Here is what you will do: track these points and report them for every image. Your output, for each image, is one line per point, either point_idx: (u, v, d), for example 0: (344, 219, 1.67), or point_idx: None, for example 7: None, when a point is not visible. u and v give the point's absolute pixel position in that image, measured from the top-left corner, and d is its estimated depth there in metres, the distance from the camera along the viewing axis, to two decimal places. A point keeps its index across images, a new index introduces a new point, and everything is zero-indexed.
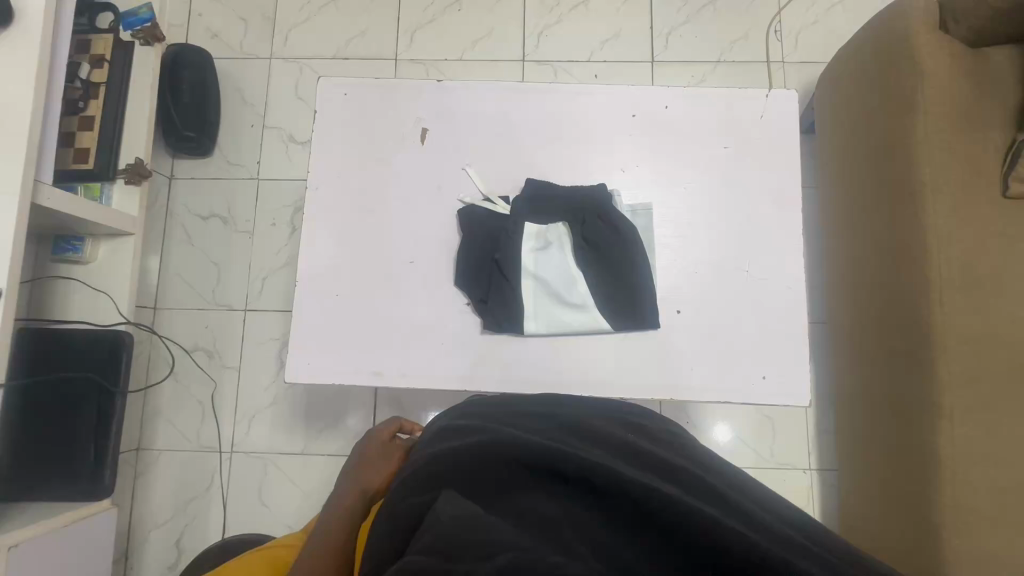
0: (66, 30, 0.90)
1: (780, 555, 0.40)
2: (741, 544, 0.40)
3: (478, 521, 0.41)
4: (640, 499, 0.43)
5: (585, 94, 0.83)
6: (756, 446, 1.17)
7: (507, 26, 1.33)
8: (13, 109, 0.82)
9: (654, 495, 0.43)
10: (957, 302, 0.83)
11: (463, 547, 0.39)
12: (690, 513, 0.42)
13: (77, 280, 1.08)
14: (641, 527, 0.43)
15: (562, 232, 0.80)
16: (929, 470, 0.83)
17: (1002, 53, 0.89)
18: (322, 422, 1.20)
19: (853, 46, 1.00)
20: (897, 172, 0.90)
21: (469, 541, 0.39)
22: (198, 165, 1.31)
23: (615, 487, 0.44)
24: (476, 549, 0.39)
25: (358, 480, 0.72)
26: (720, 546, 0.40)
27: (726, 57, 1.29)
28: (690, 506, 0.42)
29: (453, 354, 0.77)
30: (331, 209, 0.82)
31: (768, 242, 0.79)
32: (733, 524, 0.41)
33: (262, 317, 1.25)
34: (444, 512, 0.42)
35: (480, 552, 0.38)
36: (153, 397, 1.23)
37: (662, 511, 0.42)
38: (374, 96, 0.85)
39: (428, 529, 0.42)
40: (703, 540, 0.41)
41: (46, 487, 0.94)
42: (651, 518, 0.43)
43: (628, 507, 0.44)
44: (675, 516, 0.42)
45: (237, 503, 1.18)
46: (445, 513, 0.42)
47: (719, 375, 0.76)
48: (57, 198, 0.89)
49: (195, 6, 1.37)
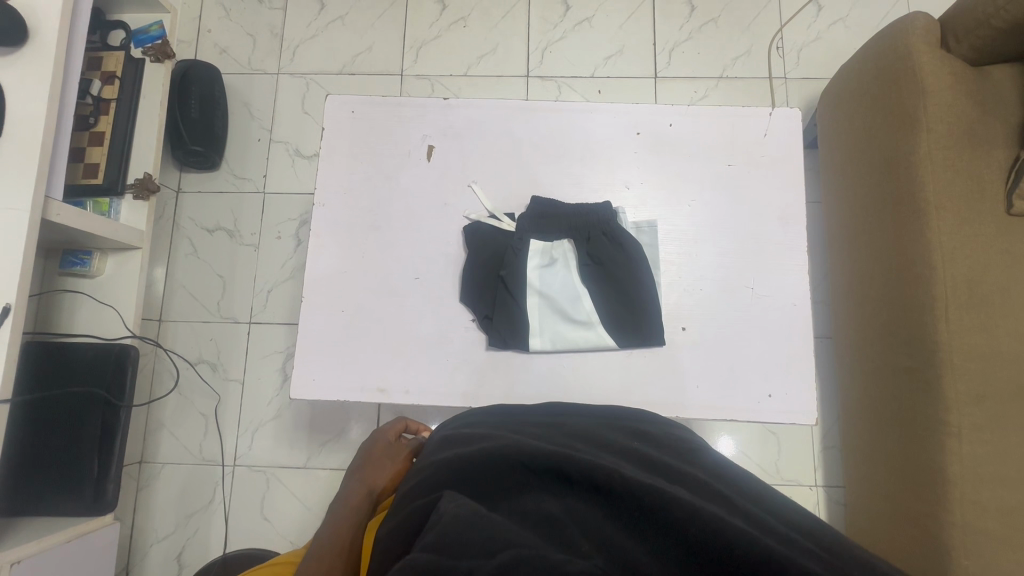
0: (78, 48, 0.91)
1: (788, 554, 0.39)
2: (744, 541, 0.39)
3: (481, 519, 0.41)
4: (644, 498, 0.43)
5: (589, 112, 0.84)
6: (762, 462, 1.16)
7: (511, 42, 1.35)
8: (27, 126, 0.83)
9: (658, 492, 0.43)
10: (961, 316, 0.83)
11: (466, 545, 0.39)
12: (694, 511, 0.42)
13: (84, 294, 1.09)
14: (645, 523, 0.43)
15: (567, 249, 0.81)
16: (938, 487, 0.82)
17: (1000, 72, 0.91)
18: (325, 436, 1.20)
19: (854, 65, 1.01)
20: (899, 186, 0.90)
21: (472, 539, 0.39)
22: (206, 179, 1.32)
23: (620, 486, 0.44)
24: (478, 547, 0.38)
25: (364, 479, 0.72)
26: (724, 544, 0.40)
27: (728, 73, 1.30)
28: (695, 504, 0.42)
29: (457, 370, 0.77)
30: (336, 225, 0.82)
31: (773, 259, 0.79)
32: (738, 523, 0.41)
33: (266, 330, 1.26)
34: (446, 510, 0.42)
35: (484, 547, 0.38)
36: (157, 411, 1.24)
37: (666, 508, 0.42)
38: (381, 114, 0.86)
39: (431, 527, 0.42)
40: (706, 537, 0.40)
41: (47, 504, 0.94)
42: (653, 517, 0.43)
43: (631, 505, 0.44)
44: (677, 513, 0.42)
45: (240, 517, 1.17)
46: (448, 511, 0.42)
47: (724, 392, 0.76)
48: (67, 213, 0.90)
49: (205, 23, 1.39)
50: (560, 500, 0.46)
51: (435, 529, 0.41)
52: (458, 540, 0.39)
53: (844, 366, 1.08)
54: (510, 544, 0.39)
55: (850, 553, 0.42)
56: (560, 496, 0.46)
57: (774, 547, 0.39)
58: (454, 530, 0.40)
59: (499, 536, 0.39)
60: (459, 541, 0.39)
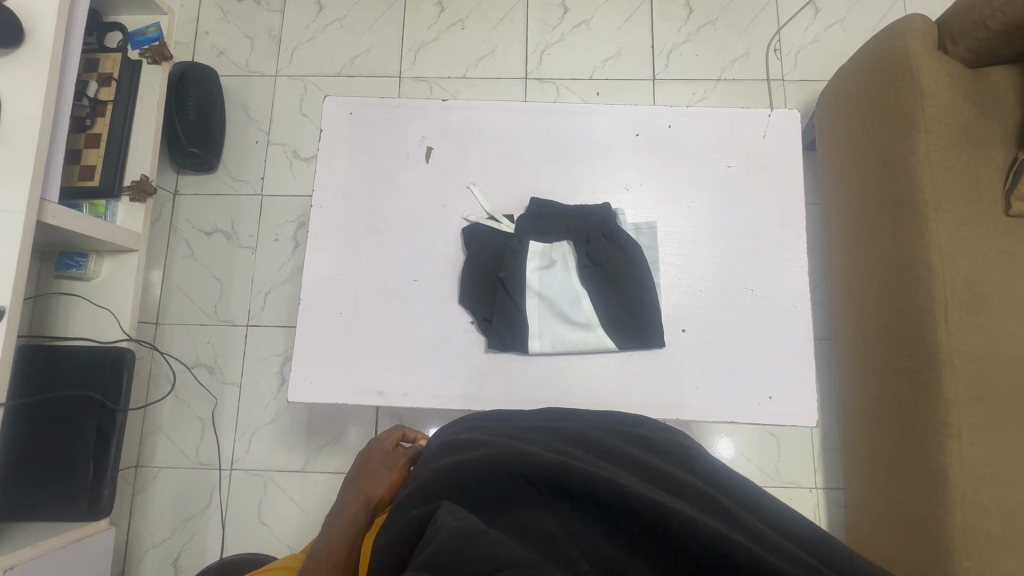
0: (75, 49, 0.91)
1: (789, 569, 0.39)
2: (747, 555, 0.39)
3: (480, 536, 0.40)
4: (643, 511, 0.43)
5: (588, 113, 0.84)
6: (761, 463, 1.16)
7: (509, 45, 1.34)
8: (21, 127, 0.82)
9: (658, 506, 0.43)
10: (961, 321, 0.82)
11: (464, 561, 0.38)
12: (695, 525, 0.41)
13: (80, 297, 1.08)
14: (644, 537, 0.42)
15: (566, 251, 0.81)
16: (940, 491, 0.82)
17: (999, 75, 0.91)
18: (323, 439, 1.19)
19: (852, 67, 1.01)
20: (898, 189, 0.90)
21: (470, 555, 0.38)
22: (203, 182, 1.32)
23: (619, 499, 0.44)
24: (476, 562, 0.38)
25: (361, 489, 0.72)
26: (724, 559, 0.39)
27: (726, 75, 1.31)
28: (695, 518, 0.42)
29: (456, 373, 0.77)
30: (335, 226, 0.82)
31: (772, 260, 0.79)
32: (740, 538, 0.40)
33: (264, 333, 1.25)
34: (444, 524, 0.42)
35: (482, 564, 0.37)
36: (153, 414, 1.23)
37: (666, 522, 0.42)
38: (379, 115, 0.85)
39: (429, 540, 0.41)
40: (706, 552, 0.40)
41: (40, 509, 0.93)
42: (653, 532, 0.42)
43: (631, 518, 0.43)
44: (679, 528, 0.41)
45: (236, 522, 1.16)
46: (446, 524, 0.41)
47: (724, 395, 0.75)
48: (63, 215, 0.90)
49: (203, 24, 1.39)
50: (559, 515, 0.45)
51: (432, 544, 0.40)
52: (456, 555, 0.38)
53: (843, 366, 1.08)
54: (508, 561, 0.38)
55: (849, 562, 0.42)
56: (558, 509, 0.45)
57: (775, 562, 0.39)
58: (452, 543, 0.39)
59: (497, 554, 0.38)
60: (458, 555, 0.38)
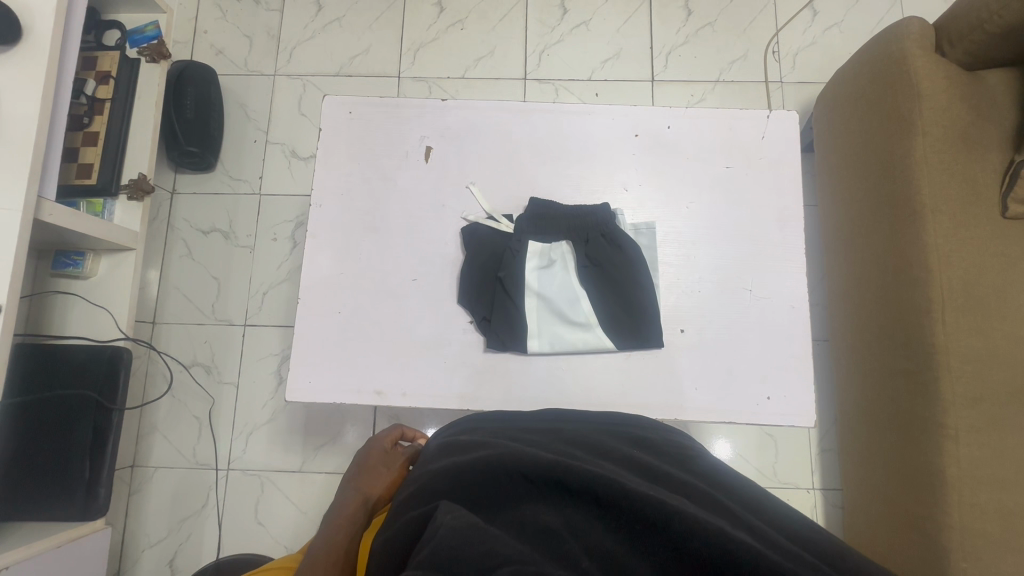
0: (74, 47, 0.90)
1: (790, 566, 0.39)
2: (750, 553, 0.39)
3: (480, 534, 0.40)
4: (644, 508, 0.43)
5: (588, 113, 0.84)
6: (759, 464, 1.16)
7: (508, 46, 1.35)
8: (18, 125, 0.82)
9: (658, 504, 0.43)
10: (958, 321, 0.83)
11: (464, 559, 0.38)
12: (696, 523, 0.41)
13: (77, 296, 1.08)
14: (644, 534, 0.42)
15: (565, 251, 0.81)
16: (937, 492, 0.82)
17: (996, 78, 0.92)
18: (321, 439, 1.19)
19: (850, 68, 1.01)
20: (897, 191, 0.90)
21: (470, 553, 0.38)
22: (201, 181, 1.31)
23: (620, 497, 0.44)
24: (477, 559, 0.38)
25: (360, 488, 0.72)
26: (726, 555, 0.39)
27: (725, 76, 1.31)
28: (696, 517, 0.42)
29: (455, 372, 0.77)
30: (334, 226, 0.82)
31: (771, 260, 0.79)
32: (740, 535, 0.41)
33: (262, 333, 1.25)
34: (443, 522, 0.41)
35: (483, 562, 0.37)
36: (150, 413, 1.22)
37: (667, 519, 0.42)
38: (379, 114, 0.85)
39: (429, 539, 0.41)
40: (707, 550, 0.40)
41: (35, 508, 0.92)
42: (654, 529, 0.42)
43: (632, 516, 0.43)
44: (680, 525, 0.41)
45: (233, 523, 1.16)
46: (445, 522, 0.41)
47: (722, 396, 0.75)
48: (60, 214, 0.89)
49: (201, 23, 1.39)
50: (559, 512, 0.45)
51: (432, 542, 0.40)
52: (457, 553, 0.38)
53: (841, 367, 1.08)
54: (509, 558, 0.38)
55: (849, 561, 0.42)
56: (558, 507, 0.45)
57: (777, 559, 0.39)
58: (452, 541, 0.39)
59: (498, 551, 0.38)
60: (458, 554, 0.38)
